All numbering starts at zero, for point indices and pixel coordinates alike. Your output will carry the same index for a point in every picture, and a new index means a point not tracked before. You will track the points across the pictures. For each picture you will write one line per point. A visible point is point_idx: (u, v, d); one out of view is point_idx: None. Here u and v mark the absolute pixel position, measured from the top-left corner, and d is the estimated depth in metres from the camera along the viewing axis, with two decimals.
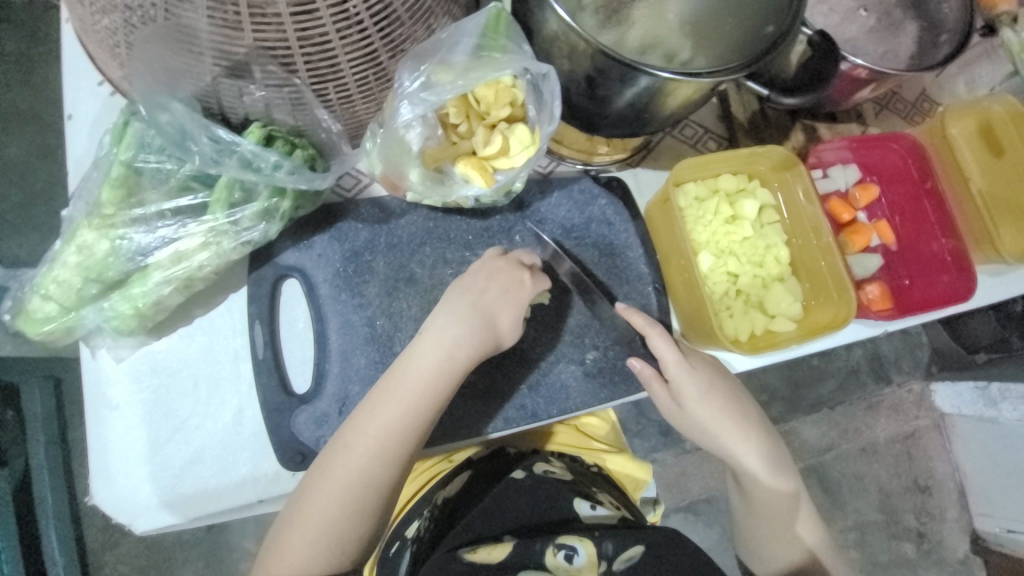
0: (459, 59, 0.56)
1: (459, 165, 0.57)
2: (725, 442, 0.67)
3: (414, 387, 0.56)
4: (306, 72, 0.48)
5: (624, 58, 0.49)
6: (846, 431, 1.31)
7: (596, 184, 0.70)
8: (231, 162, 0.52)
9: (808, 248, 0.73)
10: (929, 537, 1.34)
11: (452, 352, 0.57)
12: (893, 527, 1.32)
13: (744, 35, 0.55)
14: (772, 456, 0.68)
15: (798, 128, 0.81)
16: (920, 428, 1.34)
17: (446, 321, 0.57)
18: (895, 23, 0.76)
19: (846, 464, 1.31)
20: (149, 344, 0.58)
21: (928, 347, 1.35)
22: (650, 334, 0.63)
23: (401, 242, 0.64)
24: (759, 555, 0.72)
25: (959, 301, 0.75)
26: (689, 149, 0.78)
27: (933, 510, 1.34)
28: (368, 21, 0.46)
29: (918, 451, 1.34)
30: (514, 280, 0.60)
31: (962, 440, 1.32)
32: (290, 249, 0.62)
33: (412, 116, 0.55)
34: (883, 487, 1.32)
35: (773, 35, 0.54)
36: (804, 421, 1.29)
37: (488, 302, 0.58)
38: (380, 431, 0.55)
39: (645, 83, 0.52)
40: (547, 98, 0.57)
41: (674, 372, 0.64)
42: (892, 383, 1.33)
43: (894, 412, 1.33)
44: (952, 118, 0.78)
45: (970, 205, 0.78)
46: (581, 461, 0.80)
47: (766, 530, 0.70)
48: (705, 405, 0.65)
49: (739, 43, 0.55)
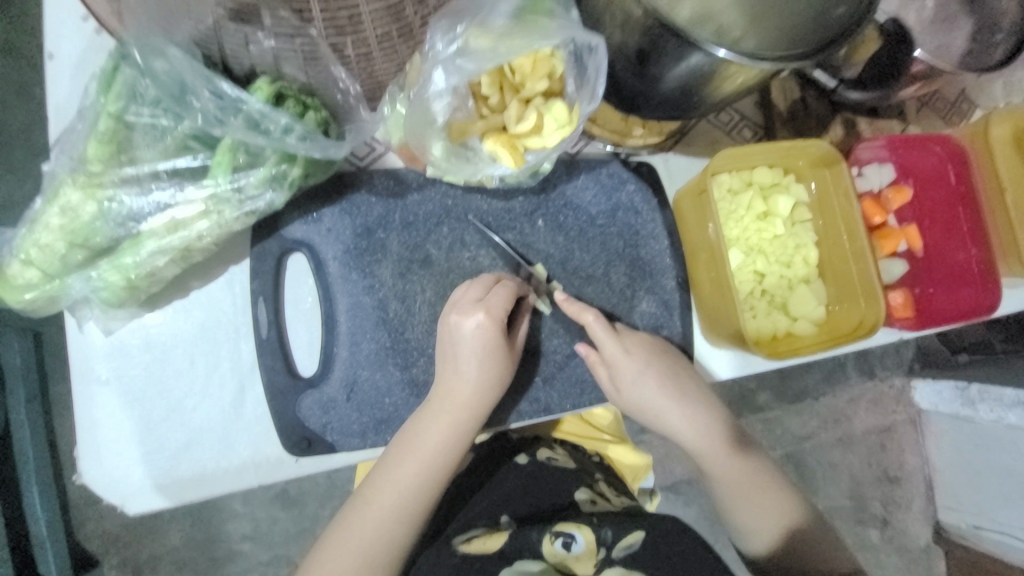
0: (498, 21, 0.51)
1: (488, 141, 0.53)
2: (666, 420, 0.64)
3: (425, 449, 0.54)
4: (322, 22, 0.42)
5: (682, 31, 0.44)
6: (827, 421, 1.33)
7: (626, 168, 0.67)
8: (236, 122, 0.47)
9: (839, 253, 0.70)
10: (893, 525, 1.39)
11: (465, 410, 0.55)
12: (861, 514, 1.37)
13: (813, 15, 0.50)
14: (706, 425, 0.65)
15: (838, 121, 0.76)
16: (896, 422, 1.37)
17: (454, 376, 0.55)
18: (950, 17, 0.73)
19: (824, 453, 1.34)
20: (141, 316, 0.54)
21: (912, 345, 1.37)
22: (587, 321, 0.61)
23: (417, 220, 0.59)
24: (738, 530, 0.68)
25: (980, 316, 0.73)
26: (724, 135, 0.73)
27: (900, 500, 1.39)
28: None
29: (892, 444, 1.37)
30: (478, 310, 0.54)
31: (936, 436, 1.36)
32: (297, 222, 0.57)
33: (446, 84, 0.51)
34: (856, 477, 1.36)
35: (842, 19, 0.49)
36: (790, 410, 1.31)
37: (493, 358, 0.55)
38: (429, 445, 0.54)
39: (697, 62, 0.47)
40: (591, 74, 0.52)
41: (610, 353, 0.61)
42: (876, 378, 1.35)
43: (875, 405, 1.35)
44: (996, 121, 0.74)
45: (1003, 215, 0.75)
46: (583, 451, 0.80)
47: (733, 506, 0.67)
48: (642, 384, 0.62)
49: (804, 24, 0.50)
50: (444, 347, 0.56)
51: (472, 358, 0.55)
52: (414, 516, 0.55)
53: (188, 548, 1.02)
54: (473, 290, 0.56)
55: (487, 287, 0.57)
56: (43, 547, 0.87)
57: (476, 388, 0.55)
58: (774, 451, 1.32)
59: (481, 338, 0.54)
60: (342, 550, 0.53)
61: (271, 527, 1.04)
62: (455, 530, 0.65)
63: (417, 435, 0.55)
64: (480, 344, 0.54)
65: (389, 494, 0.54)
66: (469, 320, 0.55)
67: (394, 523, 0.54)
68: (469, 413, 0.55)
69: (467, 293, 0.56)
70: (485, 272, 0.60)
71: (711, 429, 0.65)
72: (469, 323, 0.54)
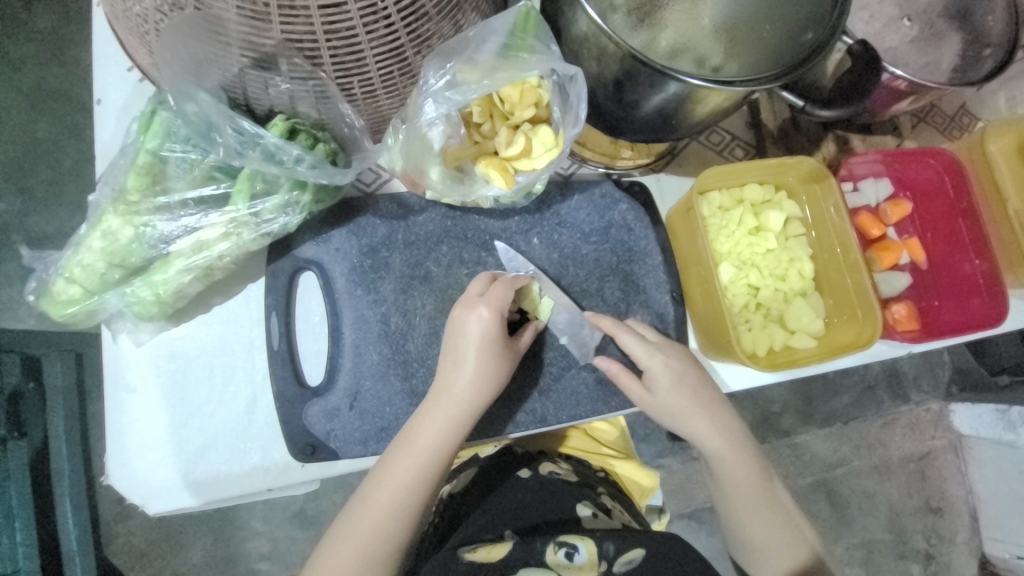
0: (486, 58, 0.55)
1: (480, 164, 0.57)
2: (693, 425, 0.64)
3: (423, 446, 0.56)
4: (331, 66, 0.48)
5: (655, 63, 0.48)
6: (858, 447, 1.28)
7: (618, 188, 0.70)
8: (254, 154, 0.52)
9: (833, 265, 0.71)
10: (937, 560, 1.31)
11: (460, 406, 0.57)
12: (901, 547, 1.30)
13: (783, 41, 0.53)
14: (732, 433, 0.65)
15: (830, 138, 0.78)
16: (937, 448, 1.31)
17: (454, 373, 0.57)
18: (937, 33, 0.73)
19: (856, 481, 1.28)
20: (169, 328, 0.59)
21: (948, 365, 1.32)
22: (619, 332, 0.63)
23: (418, 240, 0.64)
24: (742, 541, 0.67)
25: (989, 327, 0.71)
26: (714, 155, 0.76)
27: (944, 533, 1.31)
28: (396, 17, 0.46)
29: (932, 472, 1.31)
30: (480, 305, 0.58)
31: (979, 463, 1.29)
32: (309, 242, 0.62)
33: (435, 116, 0.55)
34: (894, 507, 1.30)
35: (811, 44, 0.53)
36: (816, 434, 1.27)
37: (491, 355, 0.58)
38: (427, 441, 0.57)
39: (674, 89, 0.50)
40: (573, 100, 0.57)
41: (646, 361, 0.63)
42: (910, 401, 1.30)
43: (911, 430, 1.30)
44: (992, 134, 0.74)
45: (1006, 226, 0.75)
46: (588, 465, 0.80)
47: (742, 516, 0.66)
48: (676, 397, 0.63)
49: (774, 50, 0.53)
50: (448, 344, 0.59)
51: (471, 355, 0.57)
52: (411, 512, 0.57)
53: (210, 566, 1.05)
54: (475, 286, 0.60)
55: (485, 283, 0.60)
56: (74, 560, 0.91)
57: (478, 385, 0.57)
58: (802, 478, 1.27)
59: (483, 335, 0.58)
60: (339, 546, 0.55)
61: (290, 546, 1.07)
62: (459, 540, 0.65)
63: (418, 430, 0.57)
64: (481, 342, 0.57)
65: (387, 491, 0.56)
66: (473, 318, 0.58)
67: (388, 523, 0.56)
68: (467, 411, 0.57)
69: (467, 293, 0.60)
70: (485, 271, 0.63)
71: (736, 437, 0.66)
72: (471, 319, 0.58)
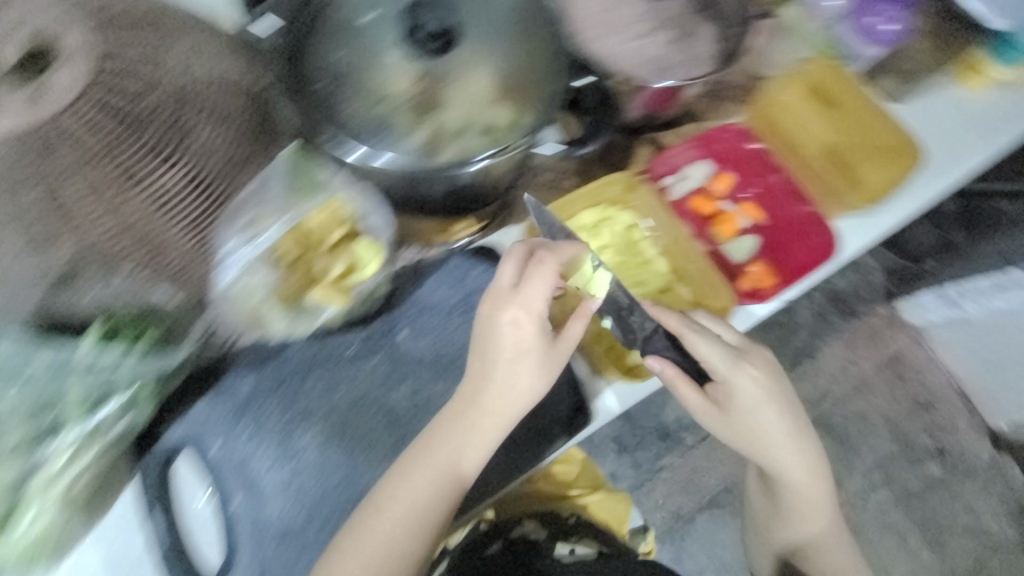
0: (275, 202, 0.58)
1: (314, 293, 0.60)
2: (744, 415, 0.67)
3: (408, 491, 0.57)
4: (140, 258, 0.55)
5: (443, 167, 0.58)
6: (832, 375, 1.34)
7: (468, 257, 0.73)
8: (74, 376, 0.54)
9: (681, 255, 0.76)
10: (950, 452, 1.34)
11: (460, 444, 0.58)
12: (911, 453, 1.33)
13: (533, 93, 0.62)
14: (785, 413, 0.68)
15: (641, 142, 0.85)
16: (901, 349, 1.36)
17: (496, 389, 0.57)
18: (691, 27, 0.76)
19: (846, 407, 1.33)
20: (53, 569, 0.59)
21: (880, 271, 1.38)
22: (685, 334, 0.64)
23: (288, 378, 0.65)
24: (803, 501, 0.74)
25: (831, 257, 0.78)
26: (548, 193, 0.81)
27: (943, 423, 1.35)
28: (184, 190, 0.55)
29: (907, 370, 1.35)
30: (514, 305, 0.55)
31: (944, 348, 1.32)
32: (172, 427, 0.62)
33: (240, 275, 0.57)
34: (889, 417, 1.34)
35: (553, 94, 0.63)
36: (792, 380, 1.33)
37: (539, 360, 0.57)
38: (410, 503, 0.57)
39: (471, 173, 0.61)
40: (374, 215, 0.61)
41: (720, 362, 0.65)
42: (859, 314, 1.36)
43: (873, 341, 1.36)
44: (780, 88, 0.87)
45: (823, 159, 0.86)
46: (560, 516, 0.90)
47: (801, 479, 0.72)
48: (753, 403, 0.66)
49: (527, 100, 0.62)
50: (482, 348, 0.58)
51: (507, 364, 0.57)
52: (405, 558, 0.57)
53: None
54: (506, 280, 0.56)
55: (527, 261, 0.58)
56: None
57: (505, 395, 0.57)
58: None
59: (524, 342, 0.56)
60: None
61: None
62: None
63: (410, 473, 0.57)
64: (521, 347, 0.56)
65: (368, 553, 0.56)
66: (508, 320, 0.56)
67: None
68: (498, 421, 0.58)
69: (489, 296, 0.57)
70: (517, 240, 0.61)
71: (786, 416, 0.69)
72: (507, 322, 0.56)
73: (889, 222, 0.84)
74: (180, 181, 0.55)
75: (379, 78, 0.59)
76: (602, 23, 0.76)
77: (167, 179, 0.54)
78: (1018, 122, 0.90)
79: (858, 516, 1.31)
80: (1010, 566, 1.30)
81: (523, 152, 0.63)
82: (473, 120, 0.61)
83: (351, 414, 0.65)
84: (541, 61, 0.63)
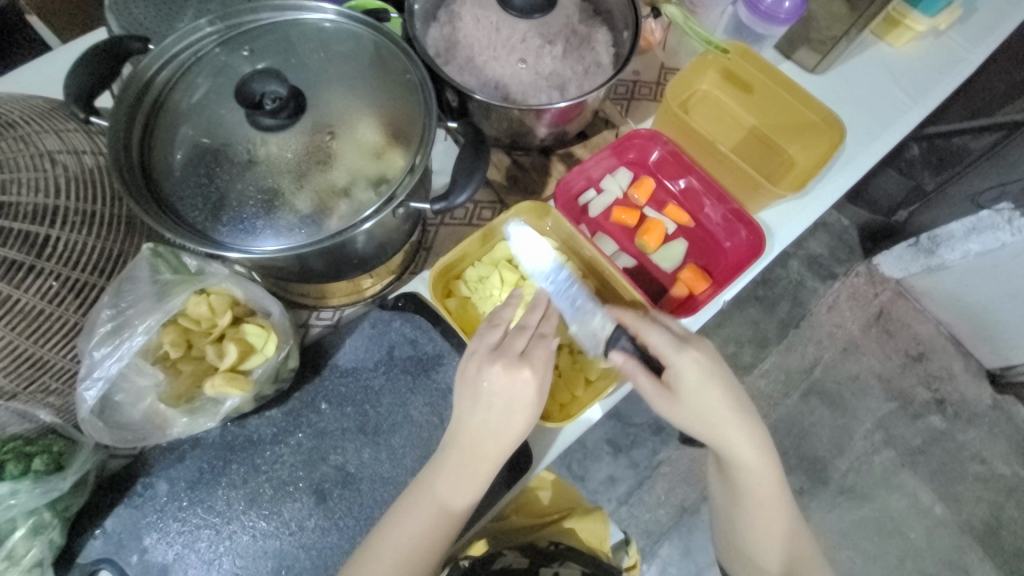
0: (146, 304, 0.55)
1: (208, 386, 0.56)
2: (705, 415, 0.61)
3: (406, 531, 0.57)
4: (12, 382, 0.52)
5: (332, 235, 0.53)
6: (815, 342, 1.30)
7: (386, 310, 0.70)
8: None
9: (604, 276, 0.74)
10: (950, 401, 1.28)
11: (453, 495, 0.57)
12: (911, 408, 1.27)
13: (412, 134, 0.57)
14: (745, 419, 0.62)
15: (556, 160, 0.82)
16: (885, 303, 1.32)
17: (487, 441, 0.57)
18: (584, 38, 0.73)
19: (837, 371, 1.29)
20: None
21: (852, 228, 1.37)
22: (641, 329, 0.61)
23: (204, 475, 0.63)
24: (771, 529, 0.66)
25: (762, 253, 0.76)
26: (466, 228, 0.78)
27: (939, 373, 1.30)
28: (50, 307, 0.51)
29: (893, 325, 1.32)
30: (519, 365, 0.56)
31: (925, 296, 1.29)
32: (90, 545, 0.60)
33: (110, 393, 0.56)
34: (882, 376, 1.29)
35: (421, 132, 0.57)
36: (775, 356, 1.29)
37: (525, 415, 0.57)
38: (394, 555, 0.56)
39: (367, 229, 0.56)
40: (258, 296, 0.60)
41: (674, 356, 0.60)
42: (838, 276, 1.33)
43: (855, 300, 1.32)
44: (695, 79, 0.85)
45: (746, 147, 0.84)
46: (536, 546, 0.73)
47: (759, 503, 0.65)
48: (709, 392, 0.60)
49: (404, 144, 0.57)
50: (471, 392, 0.57)
51: (502, 417, 0.56)
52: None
53: None
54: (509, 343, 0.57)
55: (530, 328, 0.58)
56: None
57: (499, 443, 0.57)
58: (790, 397, 1.28)
59: (517, 397, 0.56)
60: None
61: None
62: None
63: (411, 511, 0.57)
64: (516, 404, 0.56)
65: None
66: (503, 375, 0.56)
67: None
68: (494, 463, 0.57)
69: (484, 353, 0.57)
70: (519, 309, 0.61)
71: (746, 425, 0.62)
72: (502, 376, 0.56)
73: (822, 203, 0.82)
74: (55, 291, 0.51)
75: (240, 154, 0.54)
76: (487, 45, 0.72)
77: (37, 293, 0.50)
78: (939, 73, 0.88)
79: (864, 480, 1.23)
80: None
81: (404, 207, 0.58)
82: (359, 173, 0.55)
83: (276, 494, 0.63)
84: (415, 103, 0.58)
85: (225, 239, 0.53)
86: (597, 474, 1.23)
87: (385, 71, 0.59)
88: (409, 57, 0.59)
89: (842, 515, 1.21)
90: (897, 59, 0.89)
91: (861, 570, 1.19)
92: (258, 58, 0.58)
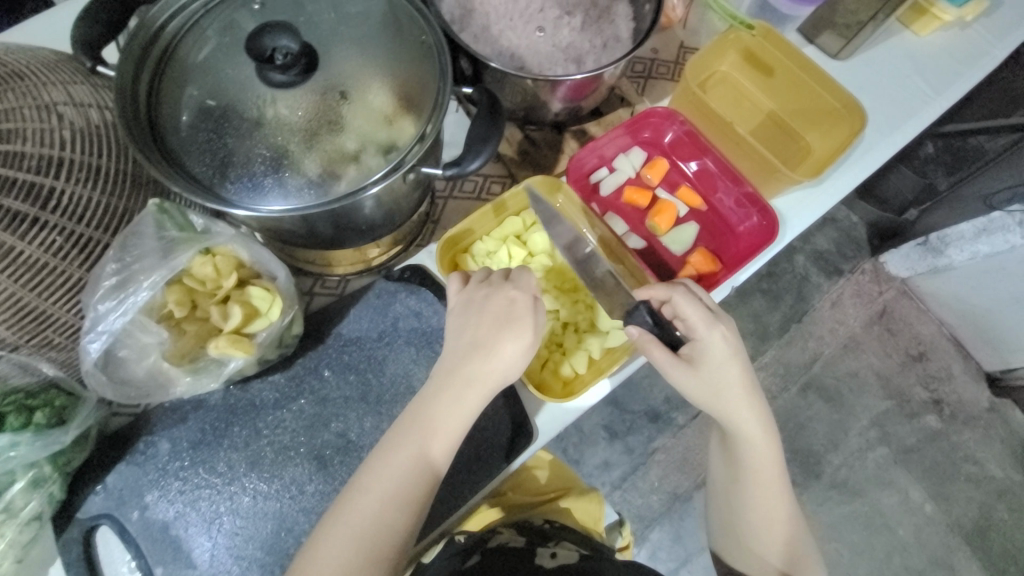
0: (151, 260, 0.55)
1: (212, 347, 0.56)
2: (720, 393, 0.61)
3: (394, 466, 0.52)
4: (15, 334, 0.52)
5: (340, 198, 0.52)
6: (817, 337, 1.29)
7: (391, 282, 0.70)
8: None
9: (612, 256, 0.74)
10: (947, 401, 1.28)
11: (442, 424, 0.54)
12: (908, 407, 1.27)
13: (425, 98, 0.56)
14: (759, 404, 0.63)
15: (568, 137, 0.81)
16: (889, 302, 1.32)
17: (481, 361, 0.55)
18: (605, 10, 0.71)
19: (837, 367, 1.29)
20: None
21: (862, 224, 1.35)
22: (675, 297, 0.62)
23: (206, 437, 0.63)
24: (768, 521, 0.65)
25: (774, 239, 0.74)
26: (475, 202, 0.77)
27: (938, 373, 1.29)
28: (54, 260, 0.51)
29: (896, 324, 1.31)
30: (511, 284, 0.58)
31: (930, 296, 1.28)
32: (90, 500, 0.61)
33: (114, 348, 0.56)
34: (882, 373, 1.29)
35: (434, 96, 0.56)
36: (775, 349, 1.28)
37: (518, 328, 0.56)
38: (383, 486, 0.51)
39: (375, 194, 0.55)
40: (264, 258, 0.59)
41: (703, 329, 0.61)
42: (845, 272, 1.32)
43: (860, 297, 1.31)
44: (716, 59, 0.83)
45: (762, 133, 0.83)
46: (533, 525, 0.73)
47: (760, 492, 0.65)
48: (729, 370, 0.61)
49: (416, 108, 0.56)
50: (465, 317, 0.57)
51: (495, 331, 0.56)
52: (387, 559, 0.50)
53: None
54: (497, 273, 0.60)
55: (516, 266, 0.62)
56: None
57: (493, 363, 0.55)
58: (788, 390, 1.28)
59: (510, 311, 0.56)
60: None
61: None
62: None
63: (402, 442, 0.53)
64: (509, 315, 0.56)
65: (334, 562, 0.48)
66: (502, 294, 0.57)
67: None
68: (486, 385, 0.55)
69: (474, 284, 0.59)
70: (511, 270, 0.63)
71: (756, 411, 0.63)
72: (500, 295, 0.57)
73: (837, 192, 0.80)
74: (60, 245, 0.51)
75: (249, 112, 0.53)
76: (504, 13, 0.70)
77: (42, 246, 0.49)
78: (966, 64, 0.86)
79: (856, 475, 1.24)
80: (1017, 512, 1.23)
81: (414, 173, 0.56)
82: (370, 138, 0.54)
83: (276, 459, 0.63)
84: (429, 68, 0.57)
85: (231, 197, 0.52)
86: (593, 459, 1.23)
87: (399, 33, 0.57)
88: (424, 19, 0.57)
89: (832, 508, 1.22)
90: (923, 48, 0.87)
91: (848, 563, 1.20)
92: (269, 14, 0.56)
